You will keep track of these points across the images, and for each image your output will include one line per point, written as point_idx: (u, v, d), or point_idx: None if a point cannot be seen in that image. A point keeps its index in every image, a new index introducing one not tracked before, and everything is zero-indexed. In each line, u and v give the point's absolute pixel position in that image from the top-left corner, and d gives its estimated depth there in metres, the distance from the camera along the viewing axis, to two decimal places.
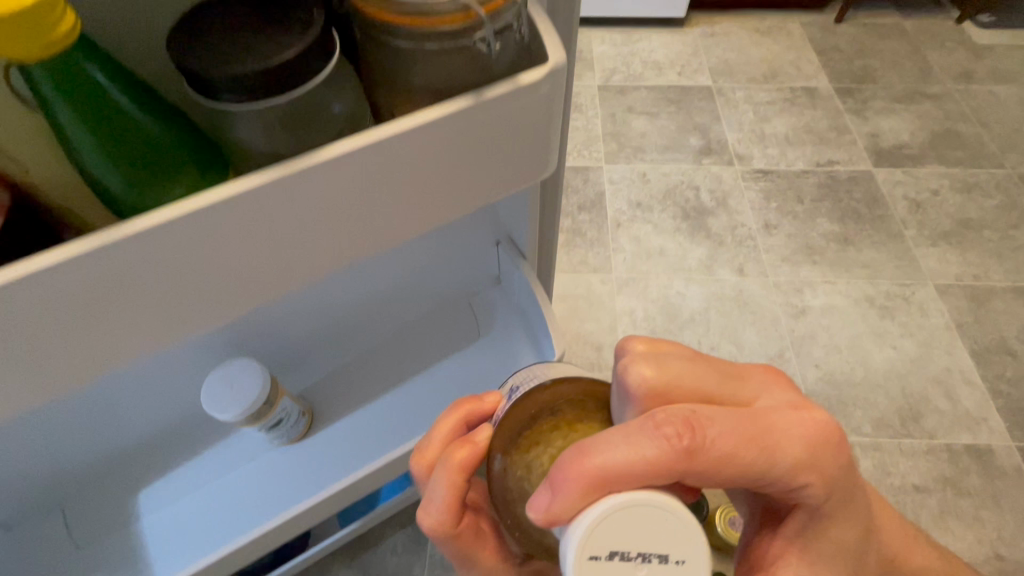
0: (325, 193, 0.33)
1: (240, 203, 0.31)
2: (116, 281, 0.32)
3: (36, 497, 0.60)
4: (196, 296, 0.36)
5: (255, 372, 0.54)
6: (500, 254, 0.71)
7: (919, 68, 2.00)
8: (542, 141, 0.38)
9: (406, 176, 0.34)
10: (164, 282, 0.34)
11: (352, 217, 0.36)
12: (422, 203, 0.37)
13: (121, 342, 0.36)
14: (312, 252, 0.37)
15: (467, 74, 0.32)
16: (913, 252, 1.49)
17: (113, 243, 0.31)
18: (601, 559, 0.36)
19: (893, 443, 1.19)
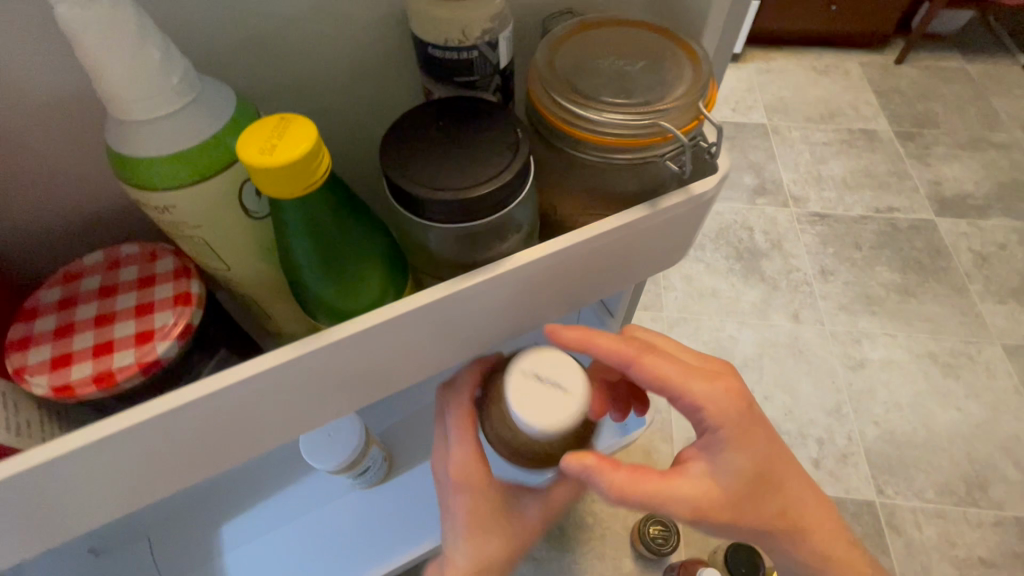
0: (487, 301, 0.32)
1: (410, 318, 0.30)
2: (277, 393, 0.31)
3: (125, 529, 0.61)
4: (340, 397, 0.35)
5: (354, 426, 0.54)
6: (583, 307, 0.71)
7: (984, 114, 1.96)
8: (689, 235, 0.37)
9: (564, 278, 0.34)
10: (313, 387, 0.33)
11: (502, 316, 0.35)
12: (563, 301, 0.36)
13: (262, 442, 0.35)
14: (456, 349, 0.36)
15: (642, 187, 0.32)
16: (978, 308, 1.44)
17: (285, 362, 0.29)
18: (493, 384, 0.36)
19: (959, 511, 1.14)
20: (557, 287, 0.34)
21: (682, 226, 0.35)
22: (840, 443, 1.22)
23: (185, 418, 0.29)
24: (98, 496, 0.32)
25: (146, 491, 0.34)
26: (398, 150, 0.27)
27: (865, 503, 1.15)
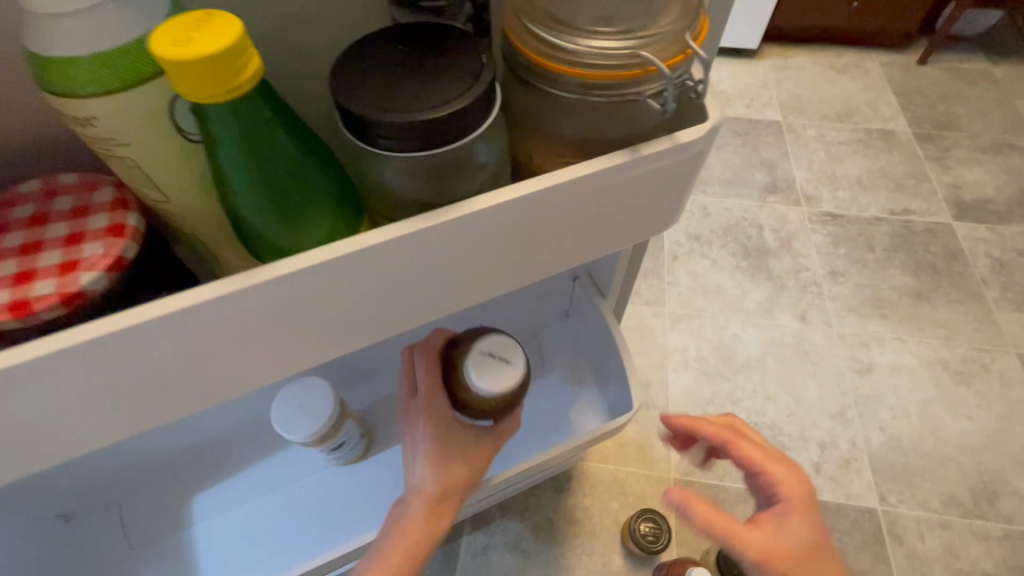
0: (452, 245, 0.31)
1: (369, 255, 0.30)
2: (230, 326, 0.31)
3: (94, 494, 0.60)
4: (299, 340, 0.34)
5: (328, 394, 0.53)
6: (574, 290, 0.69)
7: (1009, 118, 1.89)
8: (676, 197, 0.35)
9: (534, 230, 0.33)
10: (266, 324, 0.32)
11: (470, 267, 0.34)
12: (542, 253, 0.35)
13: (215, 382, 0.34)
14: (420, 300, 0.35)
15: (621, 129, 0.31)
16: (993, 316, 1.39)
17: (236, 290, 0.29)
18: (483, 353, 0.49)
19: (964, 523, 1.09)
20: (527, 239, 0.33)
21: (668, 183, 0.33)
22: (843, 448, 1.19)
23: (128, 343, 0.29)
24: (41, 424, 0.31)
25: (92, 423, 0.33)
26: (350, 74, 0.27)
27: (867, 511, 1.11)
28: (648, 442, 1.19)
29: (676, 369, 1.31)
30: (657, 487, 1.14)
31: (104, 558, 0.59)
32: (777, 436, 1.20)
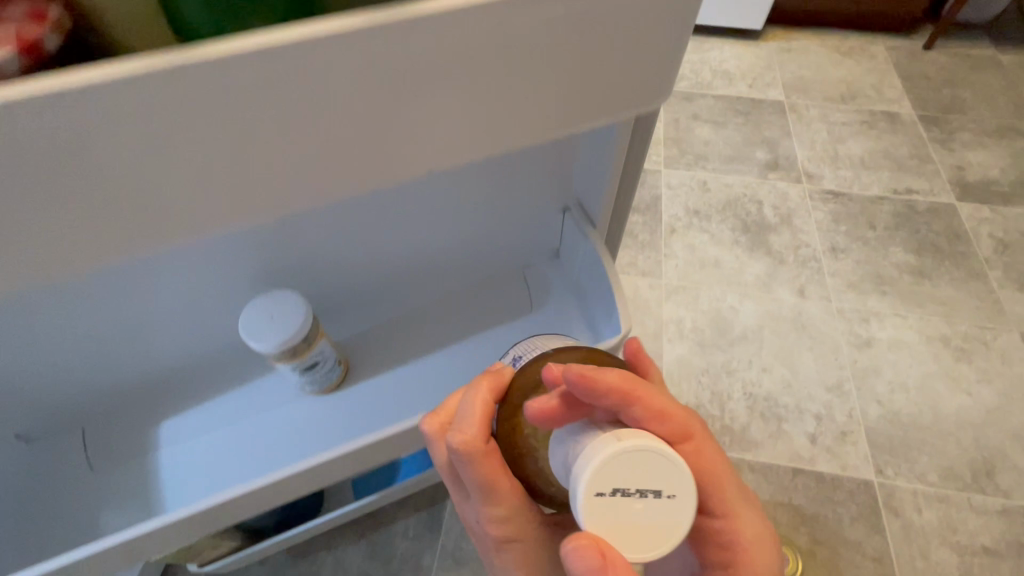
0: (428, 50, 0.33)
1: (350, 43, 0.31)
2: (201, 113, 0.31)
3: (56, 412, 0.57)
4: (265, 161, 0.35)
5: (300, 305, 0.50)
6: (564, 224, 0.66)
7: (1015, 103, 1.87)
8: (650, 51, 0.39)
9: (509, 53, 0.35)
10: (244, 126, 0.32)
11: (443, 90, 0.35)
12: (520, 88, 0.37)
13: (178, 198, 0.34)
14: (393, 127, 0.36)
15: None
16: (996, 294, 1.37)
17: (209, 62, 0.29)
18: (605, 494, 0.36)
19: (963, 496, 1.07)
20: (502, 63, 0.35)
21: (637, 22, 0.36)
22: (840, 420, 1.16)
23: (97, 104, 0.28)
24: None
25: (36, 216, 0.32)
26: None
27: (863, 482, 1.08)
28: None
29: (671, 340, 1.28)
30: None
31: (62, 480, 0.56)
32: (773, 407, 1.18)
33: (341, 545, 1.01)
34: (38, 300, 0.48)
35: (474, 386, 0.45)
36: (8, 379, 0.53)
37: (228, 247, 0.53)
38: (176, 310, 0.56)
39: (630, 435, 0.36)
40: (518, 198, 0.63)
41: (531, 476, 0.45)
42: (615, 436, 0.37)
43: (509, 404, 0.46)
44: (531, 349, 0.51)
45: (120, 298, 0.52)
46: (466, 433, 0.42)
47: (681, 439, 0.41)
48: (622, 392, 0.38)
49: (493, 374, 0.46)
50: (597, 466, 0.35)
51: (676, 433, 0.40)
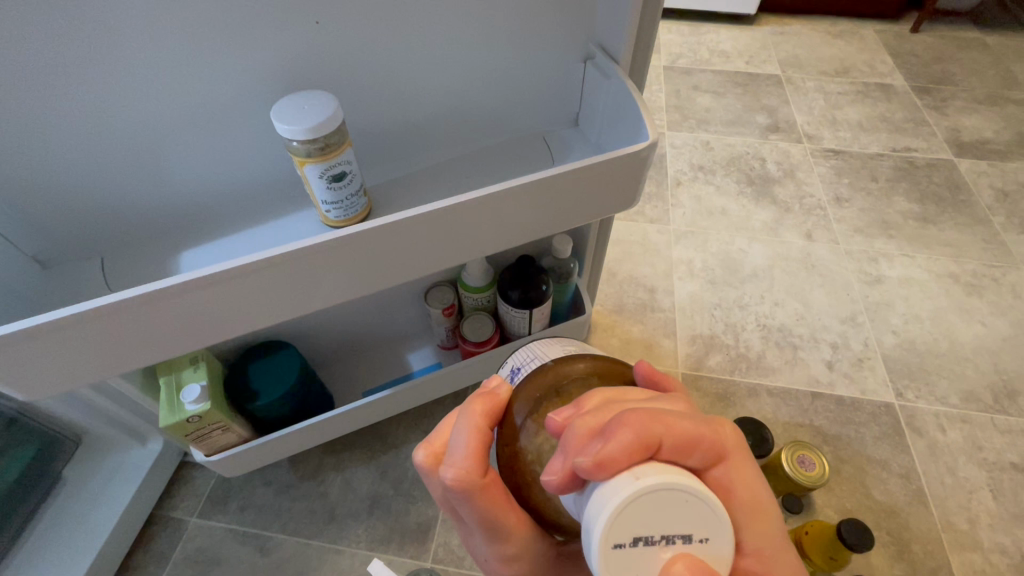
0: None
1: None
2: None
3: (75, 232, 0.57)
4: None
5: (331, 99, 0.50)
6: (586, 75, 0.66)
7: (1002, 76, 1.93)
8: None
9: None
10: None
11: None
12: None
13: None
14: None
15: None
16: (1001, 237, 1.38)
17: None
18: (626, 546, 0.33)
19: (985, 417, 1.05)
20: None
21: None
22: (856, 348, 1.15)
23: None
24: None
25: None
26: None
27: (883, 405, 1.06)
28: (655, 340, 1.16)
29: (682, 279, 1.27)
30: None
31: (78, 299, 0.56)
32: (788, 336, 1.17)
33: (350, 467, 0.97)
34: (68, 84, 0.47)
35: (467, 411, 0.43)
36: (32, 184, 0.52)
37: (259, 56, 0.52)
38: (201, 128, 0.55)
39: (652, 476, 0.33)
40: (540, 41, 0.62)
41: (539, 507, 0.43)
42: (631, 473, 0.33)
43: (509, 426, 0.44)
44: (531, 358, 0.48)
45: (149, 102, 0.52)
46: (461, 466, 0.40)
47: (708, 462, 0.37)
48: (645, 442, 0.34)
49: (487, 396, 0.44)
50: (616, 516, 0.33)
51: (705, 461, 0.36)
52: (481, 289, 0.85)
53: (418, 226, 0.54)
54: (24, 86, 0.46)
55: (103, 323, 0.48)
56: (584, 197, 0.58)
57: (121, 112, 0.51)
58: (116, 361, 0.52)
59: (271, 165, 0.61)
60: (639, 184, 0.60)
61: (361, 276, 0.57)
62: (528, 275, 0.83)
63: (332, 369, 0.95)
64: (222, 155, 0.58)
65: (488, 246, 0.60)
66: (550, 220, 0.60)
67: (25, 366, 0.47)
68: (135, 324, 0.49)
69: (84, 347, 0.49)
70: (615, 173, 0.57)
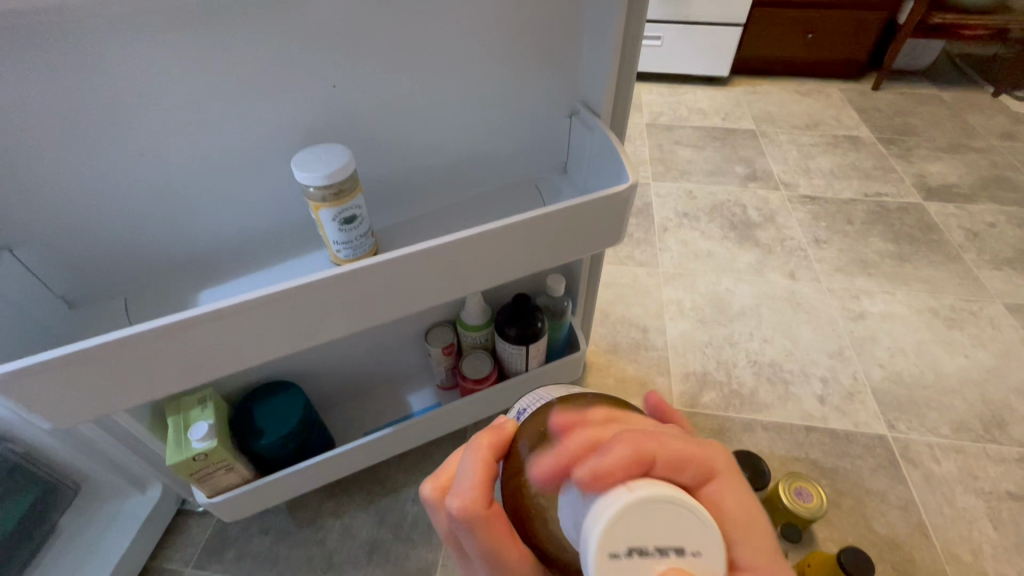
0: None
1: None
2: None
3: (103, 274, 0.62)
4: None
5: (346, 151, 0.57)
6: (572, 128, 0.74)
7: (961, 127, 2.08)
8: None
9: None
10: None
11: None
12: None
13: None
14: None
15: None
16: (975, 273, 1.45)
17: None
18: (619, 558, 0.32)
19: (977, 446, 1.07)
20: None
21: None
22: (845, 382, 1.18)
23: None
24: None
25: None
26: None
27: (877, 437, 1.08)
28: (649, 378, 1.18)
29: (673, 318, 1.31)
30: None
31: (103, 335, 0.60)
32: (779, 372, 1.20)
33: (350, 512, 0.97)
34: (113, 142, 0.54)
35: (474, 443, 0.44)
36: (71, 231, 0.57)
37: (282, 113, 0.59)
38: (222, 176, 0.61)
39: (645, 486, 0.32)
40: (530, 95, 0.70)
41: (544, 544, 0.42)
42: (624, 482, 0.33)
43: (514, 458, 0.44)
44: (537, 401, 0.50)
45: (177, 155, 0.57)
46: (464, 495, 0.40)
47: (703, 478, 0.36)
48: (639, 453, 0.33)
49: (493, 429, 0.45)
50: (608, 526, 0.32)
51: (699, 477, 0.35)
52: (480, 327, 0.89)
53: (418, 261, 0.58)
54: (75, 145, 0.52)
55: (130, 353, 0.51)
56: (573, 235, 0.64)
57: (152, 164, 0.56)
58: (132, 390, 0.55)
59: (283, 211, 0.67)
60: (622, 226, 0.66)
61: (365, 310, 0.61)
62: (525, 311, 0.87)
63: (334, 411, 0.97)
64: (242, 203, 0.64)
65: (484, 281, 0.65)
66: (542, 257, 0.65)
67: (56, 396, 0.51)
68: (157, 355, 0.53)
69: (109, 376, 0.52)
70: (600, 214, 0.63)
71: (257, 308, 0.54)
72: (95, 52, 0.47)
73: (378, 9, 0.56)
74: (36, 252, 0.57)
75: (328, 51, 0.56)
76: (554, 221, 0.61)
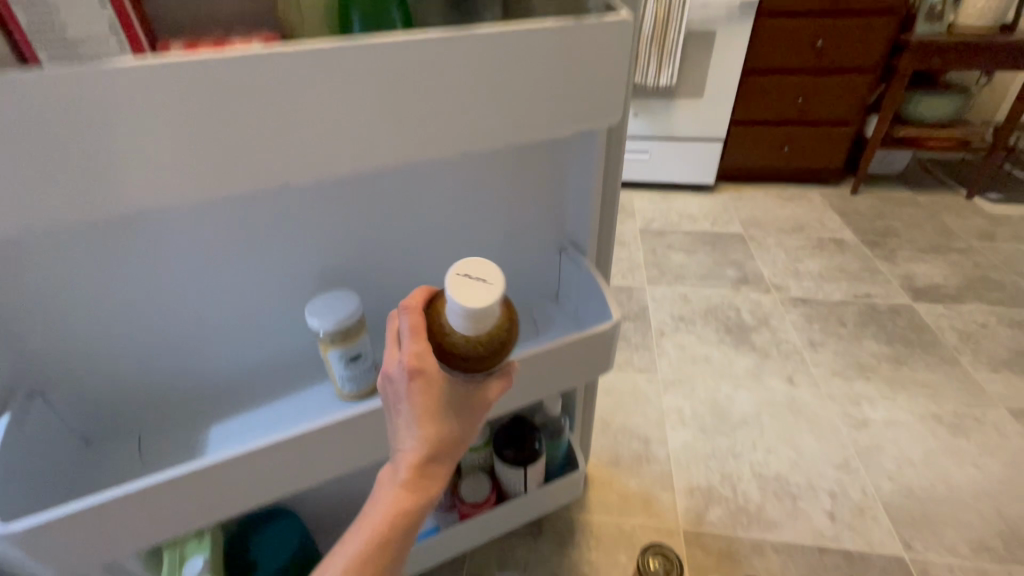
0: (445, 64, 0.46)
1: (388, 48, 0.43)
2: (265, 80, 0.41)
3: (120, 413, 0.65)
4: (315, 134, 0.44)
5: (354, 298, 0.62)
6: (562, 262, 0.80)
7: (939, 228, 2.19)
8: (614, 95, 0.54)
9: (505, 72, 0.48)
10: (315, 94, 0.43)
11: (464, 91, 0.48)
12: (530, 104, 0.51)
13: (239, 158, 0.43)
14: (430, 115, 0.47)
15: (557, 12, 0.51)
16: (973, 376, 1.46)
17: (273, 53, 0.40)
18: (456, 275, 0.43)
19: (1002, 570, 1.02)
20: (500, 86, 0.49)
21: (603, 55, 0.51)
22: (855, 496, 1.15)
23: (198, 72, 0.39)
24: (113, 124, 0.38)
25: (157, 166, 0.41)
26: None
27: (894, 559, 1.03)
28: (653, 494, 1.16)
29: (674, 427, 1.31)
30: (667, 539, 1.08)
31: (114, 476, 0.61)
32: (786, 485, 1.17)
33: None
34: (145, 296, 0.59)
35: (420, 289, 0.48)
36: (95, 375, 0.61)
37: (299, 266, 0.65)
38: (241, 318, 0.65)
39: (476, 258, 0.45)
40: (524, 237, 0.77)
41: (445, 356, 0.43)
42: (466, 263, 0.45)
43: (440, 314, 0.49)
44: None
45: (202, 306, 0.62)
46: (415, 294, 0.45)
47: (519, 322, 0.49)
48: None
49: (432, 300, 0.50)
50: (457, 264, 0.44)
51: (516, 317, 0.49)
52: (478, 448, 0.91)
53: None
54: (109, 300, 0.57)
55: (138, 502, 0.53)
56: (562, 369, 0.69)
57: (179, 315, 0.62)
58: (134, 538, 0.56)
59: (294, 347, 0.71)
60: (609, 357, 0.71)
61: (367, 445, 0.64)
62: (521, 435, 0.90)
63: (330, 536, 0.95)
64: (257, 340, 0.68)
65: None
66: (534, 388, 0.69)
67: (60, 548, 0.52)
68: (162, 503, 0.55)
69: (114, 525, 0.53)
70: (587, 349, 0.68)
71: (263, 452, 0.57)
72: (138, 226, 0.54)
73: (387, 176, 0.63)
74: (61, 396, 0.61)
75: (341, 210, 0.63)
76: (543, 357, 0.66)
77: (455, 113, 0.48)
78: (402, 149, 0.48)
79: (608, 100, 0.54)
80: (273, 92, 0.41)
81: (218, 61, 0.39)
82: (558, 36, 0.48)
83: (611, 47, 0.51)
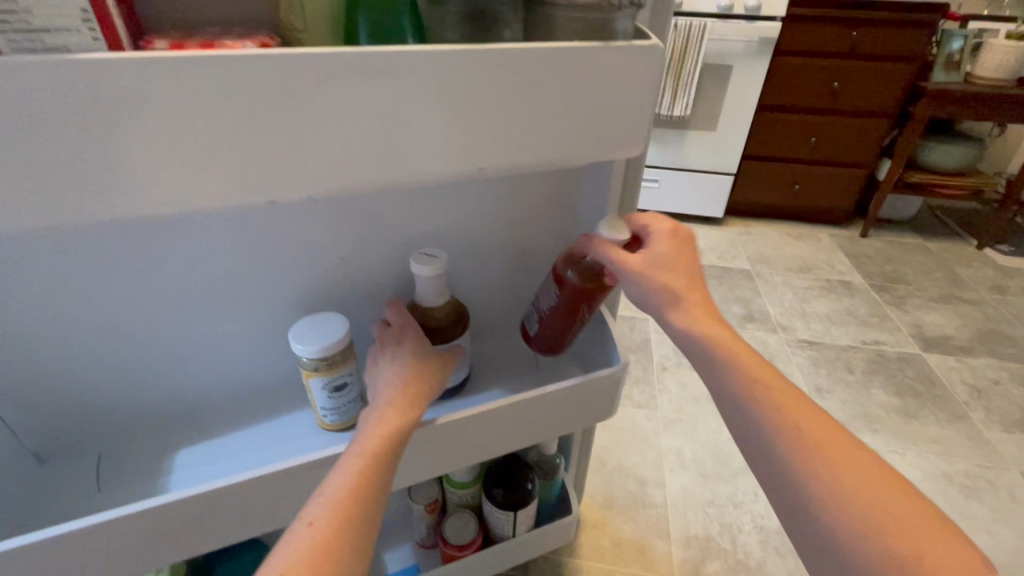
0: (467, 81, 0.42)
1: (405, 63, 0.40)
2: (263, 94, 0.37)
3: (75, 433, 0.59)
4: (319, 151, 0.41)
5: (344, 323, 0.58)
6: None
7: (949, 277, 2.15)
8: (641, 124, 0.51)
9: (530, 90, 0.44)
10: (322, 121, 0.40)
11: (483, 112, 0.44)
12: (550, 125, 0.47)
13: (212, 171, 0.39)
14: (440, 137, 0.44)
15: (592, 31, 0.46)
16: (986, 435, 1.40)
17: (279, 60, 0.36)
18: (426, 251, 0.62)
19: None
20: (524, 109, 0.45)
21: (629, 76, 0.47)
22: None
23: (181, 77, 0.35)
24: (115, 131, 0.35)
25: (150, 182, 0.38)
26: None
27: None
28: (648, 541, 1.09)
29: (673, 470, 1.25)
30: None
31: (66, 504, 0.56)
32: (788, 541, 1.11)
33: None
34: (113, 313, 0.54)
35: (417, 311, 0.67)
36: (53, 393, 0.57)
37: (289, 282, 0.60)
38: (219, 339, 0.61)
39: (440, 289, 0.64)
40: (532, 264, 0.72)
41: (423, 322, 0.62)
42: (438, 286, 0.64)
43: None
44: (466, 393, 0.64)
45: (195, 321, 0.59)
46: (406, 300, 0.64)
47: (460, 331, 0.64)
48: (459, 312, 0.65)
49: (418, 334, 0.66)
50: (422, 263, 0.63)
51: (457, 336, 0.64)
52: (466, 485, 0.85)
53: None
54: (76, 315, 0.53)
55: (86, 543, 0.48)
56: (549, 417, 0.65)
57: (171, 331, 0.58)
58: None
59: (276, 368, 0.66)
60: (603, 409, 0.68)
61: None
62: (512, 474, 0.86)
63: None
64: (235, 362, 0.64)
65: (460, 460, 0.65)
66: (538, 431, 0.66)
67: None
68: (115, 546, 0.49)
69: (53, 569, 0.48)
70: (577, 400, 0.64)
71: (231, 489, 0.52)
72: (106, 241, 0.50)
73: (379, 200, 0.58)
74: (16, 411, 0.55)
75: (333, 229, 0.58)
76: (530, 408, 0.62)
77: (475, 128, 0.45)
78: (407, 166, 0.44)
79: (625, 126, 0.50)
80: (271, 104, 0.38)
81: (211, 58, 0.35)
82: (585, 53, 0.44)
83: (640, 73, 0.47)
